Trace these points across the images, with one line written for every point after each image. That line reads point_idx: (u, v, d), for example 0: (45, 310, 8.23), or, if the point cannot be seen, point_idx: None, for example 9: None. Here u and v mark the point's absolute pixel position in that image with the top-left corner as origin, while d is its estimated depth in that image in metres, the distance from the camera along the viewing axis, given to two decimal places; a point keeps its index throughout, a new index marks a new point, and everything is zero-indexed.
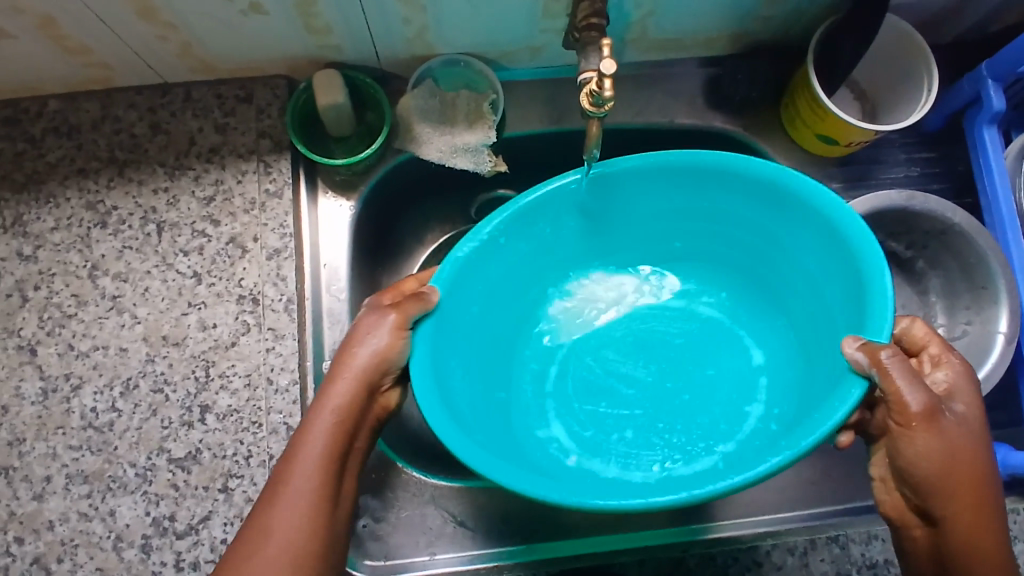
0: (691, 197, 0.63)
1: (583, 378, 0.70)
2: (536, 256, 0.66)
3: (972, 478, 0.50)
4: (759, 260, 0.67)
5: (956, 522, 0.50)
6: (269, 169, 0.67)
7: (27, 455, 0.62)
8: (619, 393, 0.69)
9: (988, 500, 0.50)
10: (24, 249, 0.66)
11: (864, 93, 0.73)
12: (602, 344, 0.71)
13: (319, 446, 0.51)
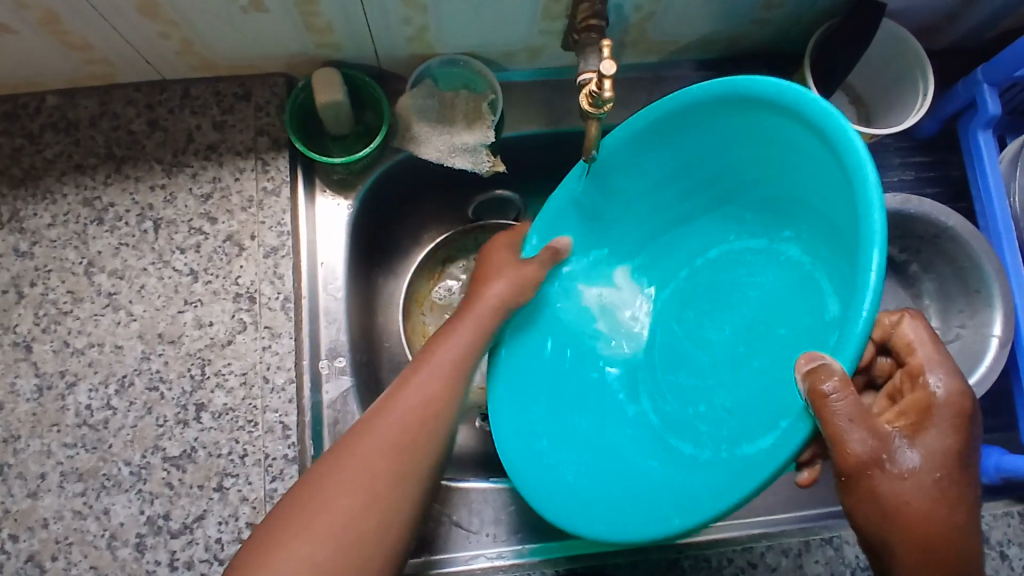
0: (702, 136, 0.54)
1: (670, 344, 0.59)
2: (595, 222, 0.61)
3: (921, 540, 0.44)
4: (824, 182, 0.47)
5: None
6: (267, 167, 0.67)
7: (22, 452, 0.62)
8: (697, 363, 0.56)
9: (944, 567, 0.44)
10: (21, 246, 0.65)
11: (860, 98, 0.73)
12: (680, 303, 0.60)
13: (425, 391, 0.52)
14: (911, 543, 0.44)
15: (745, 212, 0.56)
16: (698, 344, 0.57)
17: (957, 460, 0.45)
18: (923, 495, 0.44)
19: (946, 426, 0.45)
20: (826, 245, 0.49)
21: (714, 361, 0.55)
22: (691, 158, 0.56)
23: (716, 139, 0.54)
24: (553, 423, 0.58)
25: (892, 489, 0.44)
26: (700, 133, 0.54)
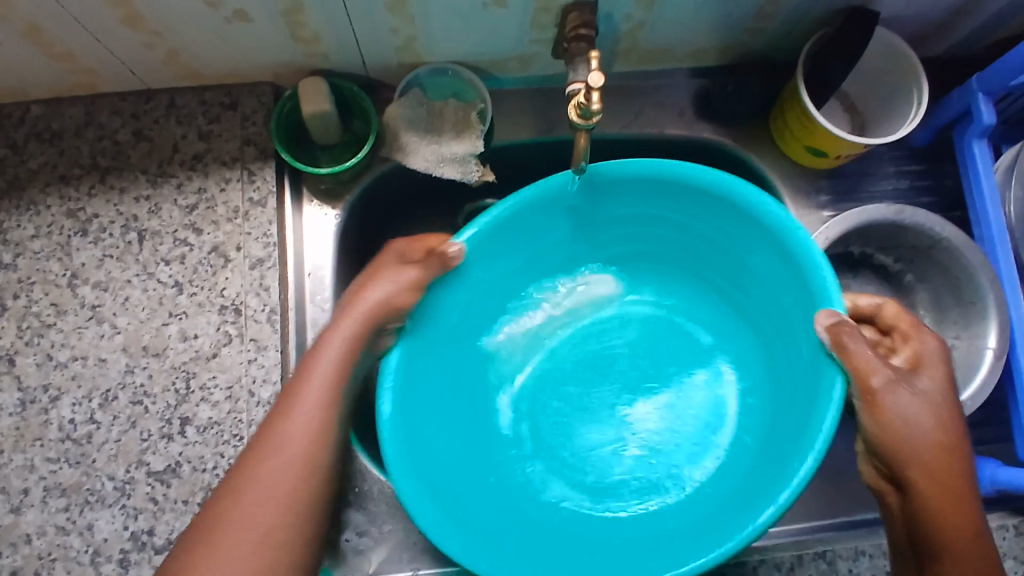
0: (652, 205, 0.64)
1: (552, 419, 0.70)
2: (494, 291, 0.67)
3: (931, 453, 0.52)
4: (705, 257, 0.70)
5: (925, 496, 0.52)
6: (253, 177, 0.66)
7: (5, 467, 0.62)
8: (586, 418, 0.71)
9: (953, 479, 0.52)
10: (4, 257, 0.65)
11: (853, 105, 0.72)
12: (561, 379, 0.72)
13: (304, 403, 0.54)
14: (925, 458, 0.52)
15: (638, 288, 0.74)
16: (586, 400, 0.71)
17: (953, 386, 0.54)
18: (930, 408, 0.52)
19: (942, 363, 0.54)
20: (760, 304, 0.67)
21: (604, 413, 0.71)
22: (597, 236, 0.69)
23: (647, 218, 0.66)
24: (461, 483, 0.61)
25: (904, 409, 0.52)
26: (633, 212, 0.66)
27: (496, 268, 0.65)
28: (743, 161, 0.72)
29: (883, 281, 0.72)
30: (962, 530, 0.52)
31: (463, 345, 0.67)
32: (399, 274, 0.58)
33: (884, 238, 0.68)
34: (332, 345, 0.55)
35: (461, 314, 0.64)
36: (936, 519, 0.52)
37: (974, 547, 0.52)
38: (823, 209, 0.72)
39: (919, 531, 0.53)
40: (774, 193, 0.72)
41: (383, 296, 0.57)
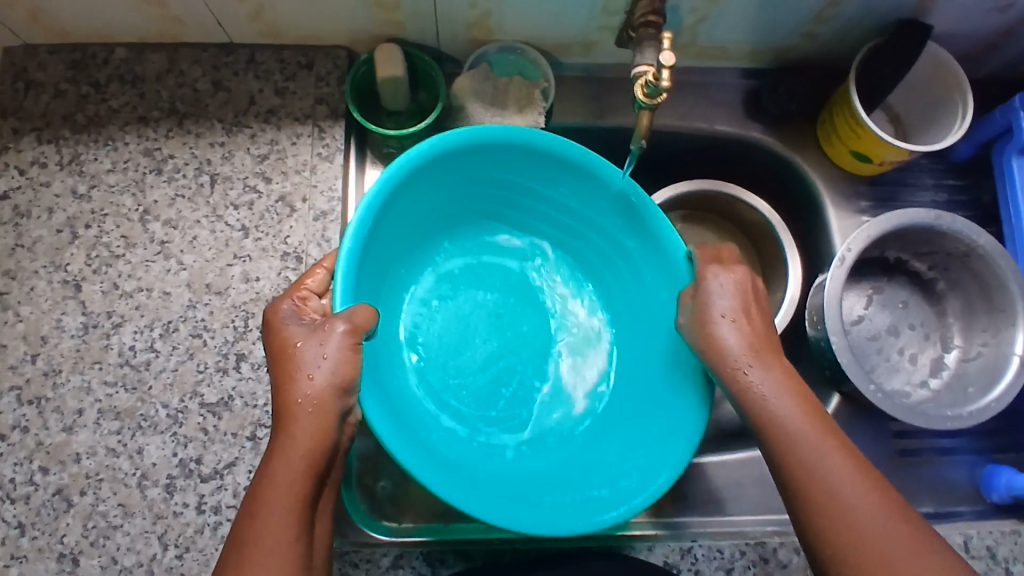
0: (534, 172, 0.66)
1: (434, 362, 0.70)
2: (392, 242, 0.66)
3: (743, 356, 0.55)
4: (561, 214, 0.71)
5: (760, 405, 0.54)
6: (323, 134, 0.69)
7: (61, 387, 0.64)
8: (466, 364, 0.70)
9: (763, 376, 0.54)
10: (79, 188, 0.67)
11: (898, 117, 0.77)
12: (437, 329, 0.71)
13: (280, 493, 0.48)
14: (728, 361, 0.55)
15: (506, 253, 0.74)
16: (462, 352, 0.70)
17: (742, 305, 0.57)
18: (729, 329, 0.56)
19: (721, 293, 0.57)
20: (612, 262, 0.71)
21: (481, 368, 0.70)
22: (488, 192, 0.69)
23: (542, 185, 0.68)
24: (408, 433, 0.59)
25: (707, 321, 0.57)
26: (523, 179, 0.67)
27: (413, 200, 0.64)
28: (788, 163, 0.76)
29: (914, 287, 0.75)
30: (804, 415, 0.53)
31: (379, 272, 0.65)
32: (321, 351, 0.52)
33: (922, 243, 0.71)
34: (290, 446, 0.50)
35: (383, 240, 0.63)
36: (782, 420, 0.52)
37: (818, 433, 0.52)
38: (861, 213, 0.75)
39: (774, 446, 0.53)
40: (812, 194, 0.76)
41: (309, 378, 0.51)
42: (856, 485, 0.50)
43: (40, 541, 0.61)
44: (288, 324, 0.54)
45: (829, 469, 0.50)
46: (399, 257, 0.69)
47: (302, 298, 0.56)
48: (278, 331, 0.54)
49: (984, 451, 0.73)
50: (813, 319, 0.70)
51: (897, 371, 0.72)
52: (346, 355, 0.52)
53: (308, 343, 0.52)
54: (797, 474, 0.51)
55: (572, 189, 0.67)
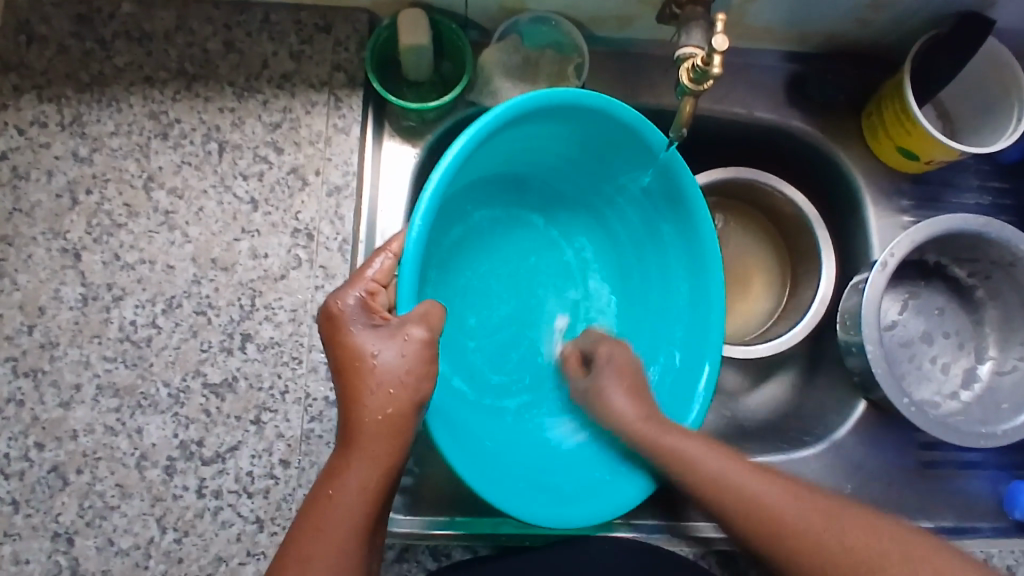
0: (576, 136, 0.61)
1: (453, 323, 0.67)
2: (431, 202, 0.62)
3: (658, 431, 0.57)
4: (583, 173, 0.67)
5: (701, 471, 0.55)
6: (340, 104, 0.65)
7: (58, 360, 0.61)
8: (481, 323, 0.68)
9: (686, 443, 0.56)
10: (80, 151, 0.64)
11: (948, 113, 0.72)
12: (454, 285, 0.68)
13: (355, 508, 0.49)
14: (650, 434, 0.57)
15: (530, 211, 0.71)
16: (478, 310, 0.69)
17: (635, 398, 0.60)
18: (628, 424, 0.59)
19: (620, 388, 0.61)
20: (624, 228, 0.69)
21: (496, 326, 0.69)
22: (533, 157, 0.65)
23: (598, 156, 0.64)
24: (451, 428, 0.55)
25: (602, 398, 0.61)
26: (562, 143, 0.63)
27: (472, 160, 0.59)
28: (830, 156, 0.72)
29: (951, 292, 0.72)
30: (746, 467, 0.54)
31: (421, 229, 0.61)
32: (399, 361, 0.49)
33: (964, 249, 0.68)
34: (368, 464, 0.49)
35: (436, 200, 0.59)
36: (735, 481, 0.53)
37: (762, 476, 0.54)
38: (902, 213, 0.71)
39: (746, 522, 0.52)
40: (855, 189, 0.72)
41: (388, 393, 0.49)
42: (854, 542, 0.49)
43: (36, 518, 0.59)
44: (356, 329, 0.50)
45: (798, 508, 0.51)
46: (439, 212, 0.65)
47: (370, 291, 0.52)
48: (347, 333, 0.50)
49: (1009, 467, 0.71)
50: (846, 322, 0.67)
51: (928, 380, 0.69)
52: (424, 366, 0.50)
53: (386, 351, 0.50)
54: (777, 540, 0.51)
55: (630, 173, 0.64)
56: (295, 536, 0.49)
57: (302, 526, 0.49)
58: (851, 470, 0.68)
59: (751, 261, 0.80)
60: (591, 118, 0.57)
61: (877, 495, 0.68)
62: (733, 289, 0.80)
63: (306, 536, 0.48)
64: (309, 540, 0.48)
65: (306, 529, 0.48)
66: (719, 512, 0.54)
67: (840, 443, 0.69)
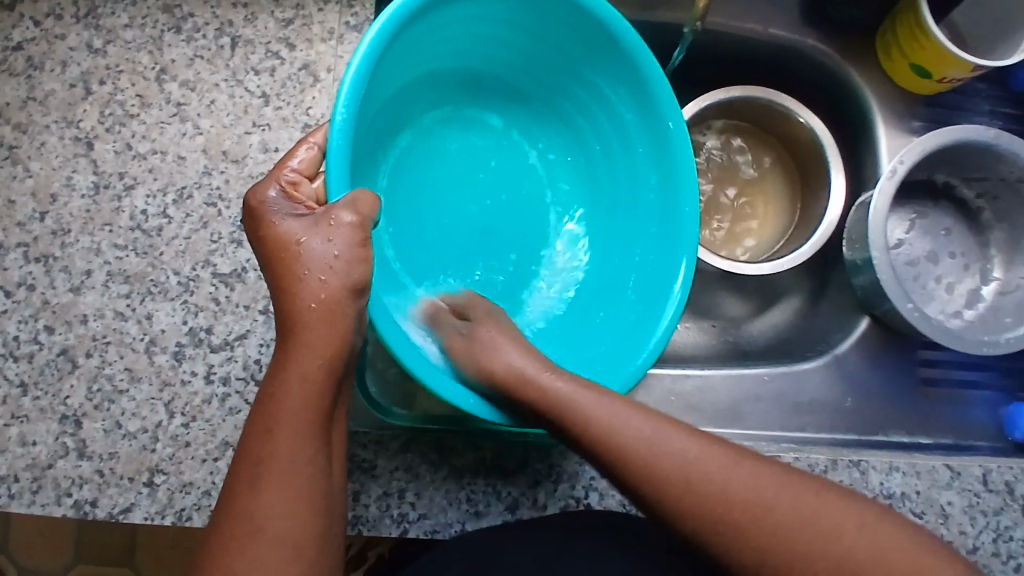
0: (511, 17, 0.60)
1: (413, 235, 0.66)
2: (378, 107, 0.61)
3: (587, 407, 0.52)
4: (529, 62, 0.67)
5: (653, 464, 0.49)
6: (352, 2, 0.65)
7: (70, 247, 0.61)
8: (446, 236, 0.68)
9: (606, 409, 0.52)
10: (94, 42, 0.64)
11: (961, 38, 0.71)
12: (413, 199, 0.67)
13: (299, 403, 0.47)
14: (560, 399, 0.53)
15: (489, 114, 0.72)
16: (440, 224, 0.67)
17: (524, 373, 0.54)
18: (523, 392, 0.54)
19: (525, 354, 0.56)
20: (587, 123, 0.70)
21: (460, 238, 0.68)
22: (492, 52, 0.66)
23: (555, 47, 0.64)
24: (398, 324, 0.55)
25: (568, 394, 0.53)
26: (498, 29, 0.62)
27: (419, 40, 0.58)
28: (843, 75, 0.72)
29: (958, 215, 0.72)
30: (718, 459, 0.49)
31: (370, 124, 0.60)
32: (328, 246, 0.48)
33: (973, 166, 0.67)
34: (309, 354, 0.47)
35: (378, 87, 0.58)
36: (693, 472, 0.48)
37: (693, 449, 0.50)
38: (913, 134, 0.71)
39: (697, 508, 0.48)
40: (866, 111, 0.72)
41: (320, 280, 0.47)
42: (793, 493, 0.48)
43: (43, 401, 0.60)
44: (282, 217, 0.49)
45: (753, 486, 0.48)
46: (393, 106, 0.64)
47: (290, 182, 0.51)
48: (273, 226, 0.49)
49: (1010, 392, 0.71)
50: (852, 238, 0.67)
51: (931, 298, 0.70)
52: (357, 250, 0.48)
53: (313, 237, 0.48)
54: (722, 527, 0.47)
55: (592, 62, 0.63)
56: (248, 439, 0.47)
57: (250, 430, 0.47)
58: (851, 384, 0.69)
59: (761, 187, 0.80)
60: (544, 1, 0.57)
61: (876, 410, 0.68)
62: (742, 215, 0.79)
63: (261, 436, 0.46)
64: (265, 439, 0.46)
65: (257, 431, 0.46)
66: (673, 509, 0.48)
67: (841, 359, 0.69)
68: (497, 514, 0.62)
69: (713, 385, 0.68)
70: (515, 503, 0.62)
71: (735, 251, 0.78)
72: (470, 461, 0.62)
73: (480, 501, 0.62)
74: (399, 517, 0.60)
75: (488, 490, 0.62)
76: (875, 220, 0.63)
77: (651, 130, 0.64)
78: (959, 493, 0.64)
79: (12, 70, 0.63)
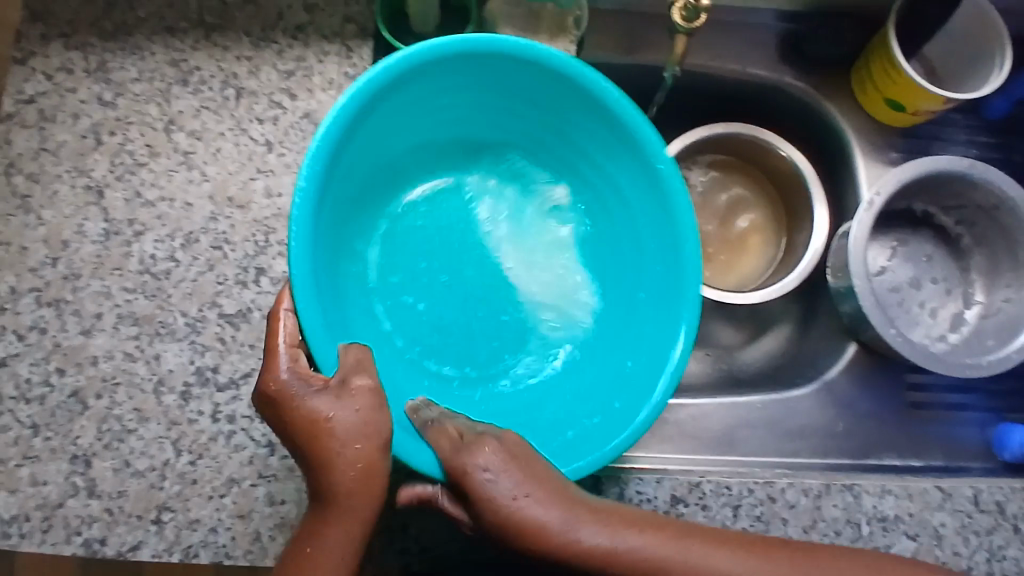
0: (466, 84, 0.63)
1: (390, 300, 0.70)
2: (350, 181, 0.64)
3: (563, 520, 0.46)
4: (530, 132, 0.70)
5: (530, 531, 0.46)
6: (351, 53, 0.69)
7: (81, 291, 0.64)
8: (424, 301, 0.71)
9: (640, 538, 0.46)
10: (105, 95, 0.67)
11: (935, 72, 0.75)
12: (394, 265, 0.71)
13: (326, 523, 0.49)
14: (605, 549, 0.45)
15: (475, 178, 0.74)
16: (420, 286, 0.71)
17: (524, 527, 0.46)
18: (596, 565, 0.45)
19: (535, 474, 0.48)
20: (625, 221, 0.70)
21: (443, 304, 0.71)
22: (474, 120, 0.70)
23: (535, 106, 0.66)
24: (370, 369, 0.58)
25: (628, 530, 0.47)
26: (460, 98, 0.65)
27: (393, 116, 0.63)
28: (820, 109, 0.75)
29: (939, 241, 0.74)
30: (699, 543, 0.47)
31: (338, 199, 0.62)
32: (349, 412, 0.50)
33: (950, 195, 0.70)
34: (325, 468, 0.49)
35: (344, 164, 0.60)
36: (676, 564, 0.46)
37: (663, 540, 0.46)
38: (891, 165, 0.74)
39: (643, 574, 0.45)
40: (845, 144, 0.75)
41: (356, 452, 0.49)
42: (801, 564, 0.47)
43: (54, 442, 0.62)
44: (305, 396, 0.50)
45: (687, 555, 0.46)
46: (382, 169, 0.69)
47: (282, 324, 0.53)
48: (297, 403, 0.49)
49: (998, 412, 0.73)
50: (836, 267, 0.70)
51: (916, 322, 0.72)
52: (374, 411, 0.50)
53: (339, 412, 0.50)
54: None
55: (602, 141, 0.66)
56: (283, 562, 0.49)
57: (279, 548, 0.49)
58: (841, 409, 0.70)
59: (747, 218, 0.83)
60: (500, 65, 0.60)
61: (867, 434, 0.70)
62: (730, 246, 0.82)
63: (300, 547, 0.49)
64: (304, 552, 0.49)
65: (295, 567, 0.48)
66: None
67: (830, 384, 0.71)
68: (497, 546, 0.63)
69: (707, 413, 0.69)
70: None
71: (725, 281, 0.80)
72: None
73: None
74: (401, 550, 0.62)
75: None
76: (856, 249, 0.65)
77: (647, 182, 0.64)
78: (952, 514, 0.65)
79: (25, 122, 0.66)
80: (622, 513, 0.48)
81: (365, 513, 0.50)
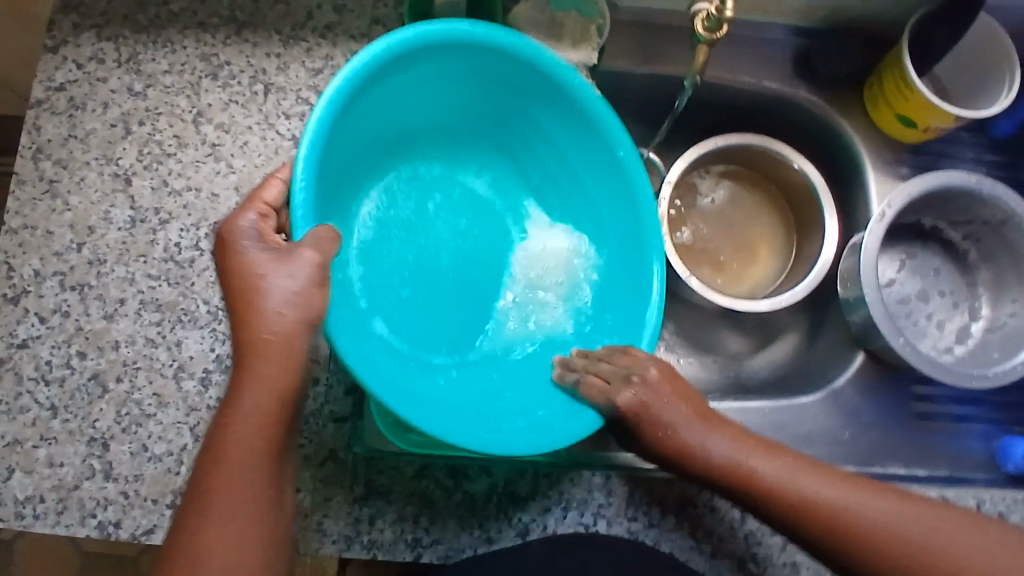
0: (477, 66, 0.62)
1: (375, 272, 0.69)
2: (352, 145, 0.64)
3: (681, 422, 0.52)
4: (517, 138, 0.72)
5: (648, 412, 0.52)
6: None
7: (105, 276, 0.65)
8: (394, 287, 0.69)
9: (774, 463, 0.51)
10: (135, 86, 0.68)
11: (944, 89, 0.77)
12: (383, 234, 0.70)
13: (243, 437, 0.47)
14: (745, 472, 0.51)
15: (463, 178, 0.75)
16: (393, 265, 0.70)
17: (796, 505, 0.50)
18: (801, 480, 0.50)
19: (781, 453, 0.52)
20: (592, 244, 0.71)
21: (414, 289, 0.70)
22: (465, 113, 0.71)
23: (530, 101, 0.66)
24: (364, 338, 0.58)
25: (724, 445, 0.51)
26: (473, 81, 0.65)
27: (402, 87, 0.63)
28: (833, 124, 0.77)
29: (947, 256, 0.76)
30: (809, 476, 0.51)
31: (341, 158, 0.62)
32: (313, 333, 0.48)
33: (959, 210, 0.72)
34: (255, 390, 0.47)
35: (347, 129, 0.61)
36: (796, 488, 0.50)
37: (791, 469, 0.51)
38: (900, 179, 0.76)
39: (761, 490, 0.51)
40: (855, 158, 0.76)
41: (273, 336, 0.47)
42: (873, 495, 0.50)
43: (72, 424, 0.62)
44: (260, 311, 0.47)
45: (817, 487, 0.50)
46: (379, 142, 0.68)
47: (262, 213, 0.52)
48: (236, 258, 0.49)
49: (999, 425, 0.74)
50: (846, 279, 0.71)
51: (923, 333, 0.73)
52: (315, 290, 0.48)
53: (273, 282, 0.48)
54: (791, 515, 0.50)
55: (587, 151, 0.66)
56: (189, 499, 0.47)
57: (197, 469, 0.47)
58: (848, 416, 0.72)
59: (758, 230, 0.84)
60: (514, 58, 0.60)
61: (871, 442, 0.71)
62: (741, 256, 0.83)
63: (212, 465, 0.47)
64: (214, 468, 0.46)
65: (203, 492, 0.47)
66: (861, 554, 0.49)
67: (837, 392, 0.72)
68: (509, 539, 0.64)
69: None
70: (525, 529, 0.64)
71: (736, 290, 0.82)
72: (482, 487, 0.64)
73: (492, 526, 0.64)
74: (413, 542, 0.62)
75: (500, 515, 0.64)
76: (869, 256, 0.67)
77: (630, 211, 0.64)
78: None
79: (55, 109, 0.67)
80: (733, 427, 0.53)
81: (277, 394, 0.47)
